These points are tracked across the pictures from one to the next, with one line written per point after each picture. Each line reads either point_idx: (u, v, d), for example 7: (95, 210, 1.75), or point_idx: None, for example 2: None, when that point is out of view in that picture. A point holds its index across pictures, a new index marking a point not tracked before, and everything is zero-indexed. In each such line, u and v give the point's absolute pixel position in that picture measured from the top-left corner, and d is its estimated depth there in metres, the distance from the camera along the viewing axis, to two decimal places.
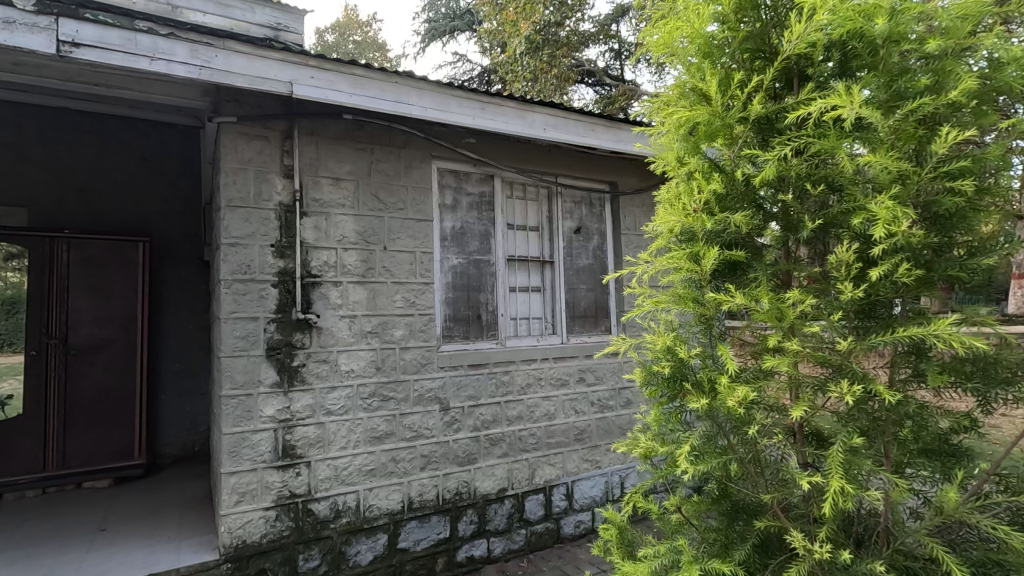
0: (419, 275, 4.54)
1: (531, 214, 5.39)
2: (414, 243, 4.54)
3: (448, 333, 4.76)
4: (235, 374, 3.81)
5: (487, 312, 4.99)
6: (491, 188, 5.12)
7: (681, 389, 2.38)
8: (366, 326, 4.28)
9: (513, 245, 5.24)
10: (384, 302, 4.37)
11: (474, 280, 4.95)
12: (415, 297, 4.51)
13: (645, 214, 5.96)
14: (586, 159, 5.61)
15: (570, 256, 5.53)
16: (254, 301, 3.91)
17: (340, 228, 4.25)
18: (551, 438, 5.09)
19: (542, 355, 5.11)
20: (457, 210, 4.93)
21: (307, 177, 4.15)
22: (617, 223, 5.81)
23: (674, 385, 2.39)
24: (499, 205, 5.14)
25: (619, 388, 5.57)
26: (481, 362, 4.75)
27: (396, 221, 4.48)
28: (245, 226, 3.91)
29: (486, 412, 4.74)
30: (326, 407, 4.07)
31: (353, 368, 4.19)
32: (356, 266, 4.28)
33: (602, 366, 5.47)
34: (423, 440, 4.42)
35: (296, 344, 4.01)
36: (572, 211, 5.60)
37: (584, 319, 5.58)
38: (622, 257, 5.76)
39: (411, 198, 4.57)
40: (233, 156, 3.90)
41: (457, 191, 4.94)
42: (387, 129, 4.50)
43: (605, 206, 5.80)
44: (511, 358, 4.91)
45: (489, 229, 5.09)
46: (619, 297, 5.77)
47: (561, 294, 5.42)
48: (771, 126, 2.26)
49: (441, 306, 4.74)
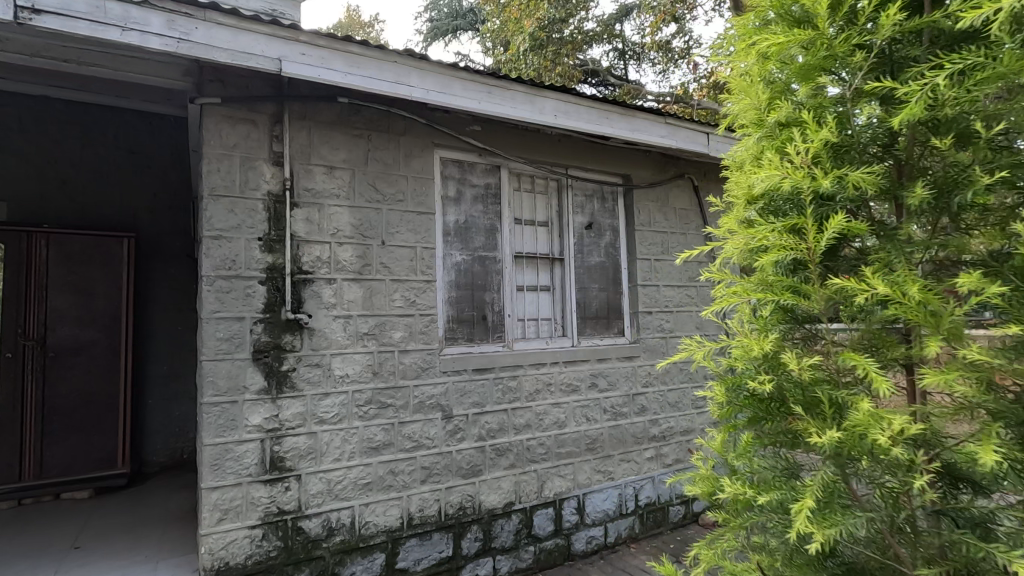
0: (420, 273, 4.21)
1: (539, 208, 5.06)
2: (415, 238, 4.20)
3: (451, 334, 4.42)
4: (217, 379, 3.46)
5: (493, 312, 4.65)
6: (498, 179, 4.79)
7: (778, 407, 2.13)
8: (363, 327, 3.94)
9: (520, 240, 4.90)
10: (382, 301, 4.03)
11: (479, 278, 4.61)
12: (415, 296, 4.17)
13: (659, 209, 5.63)
14: (598, 150, 5.27)
15: (581, 253, 5.20)
16: (240, 299, 3.57)
17: (335, 220, 3.91)
18: (561, 448, 4.74)
19: (551, 359, 4.77)
20: (461, 203, 4.60)
21: (298, 165, 3.82)
22: (630, 219, 5.48)
23: (773, 410, 2.15)
24: (505, 198, 4.81)
25: (633, 394, 5.23)
26: (486, 366, 4.41)
27: (395, 213, 4.14)
28: (230, 217, 3.58)
29: (492, 420, 4.40)
30: (319, 415, 3.73)
31: (348, 373, 3.85)
32: (351, 262, 3.94)
33: (615, 371, 5.13)
34: (424, 451, 4.08)
35: (285, 346, 3.67)
36: (582, 205, 5.26)
37: (596, 320, 5.23)
38: (636, 255, 5.42)
39: (412, 189, 4.23)
40: (217, 141, 3.57)
41: (461, 182, 4.61)
42: (386, 114, 4.16)
43: (618, 200, 5.47)
44: (518, 362, 4.57)
45: (496, 223, 4.75)
46: (633, 297, 5.43)
47: (571, 293, 5.08)
48: (893, 63, 2.00)
49: (444, 306, 4.40)
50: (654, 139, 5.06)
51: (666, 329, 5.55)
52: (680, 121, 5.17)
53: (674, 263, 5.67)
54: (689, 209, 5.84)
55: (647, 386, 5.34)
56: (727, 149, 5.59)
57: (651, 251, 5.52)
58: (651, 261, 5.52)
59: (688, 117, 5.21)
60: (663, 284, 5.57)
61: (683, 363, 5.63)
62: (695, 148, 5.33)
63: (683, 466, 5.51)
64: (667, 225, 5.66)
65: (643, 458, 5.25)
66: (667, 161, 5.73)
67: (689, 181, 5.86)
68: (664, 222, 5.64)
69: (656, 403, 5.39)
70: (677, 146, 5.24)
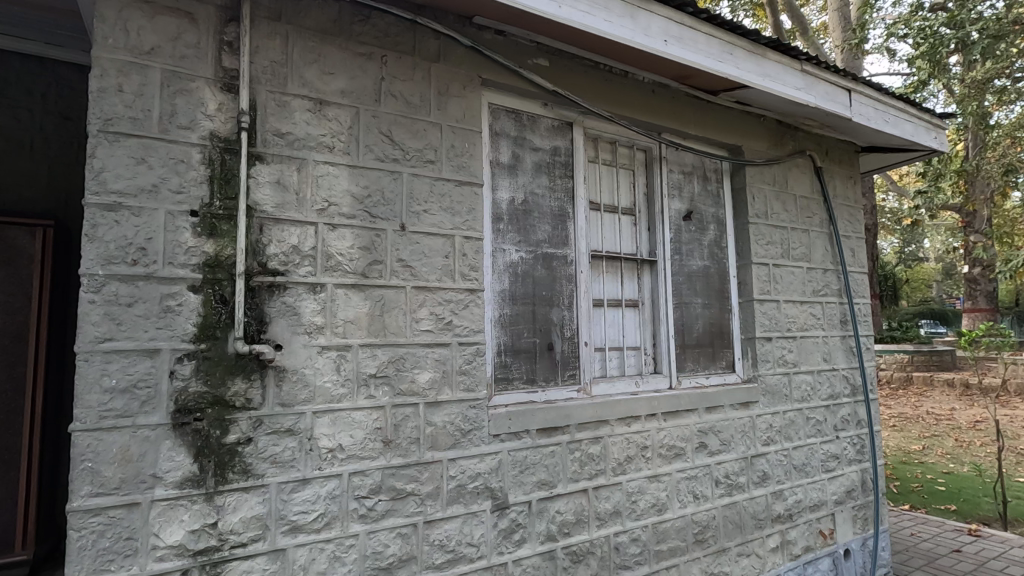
0: (460, 277, 2.65)
1: (622, 189, 3.54)
2: (452, 222, 2.66)
3: (505, 374, 2.87)
4: (102, 465, 1.88)
5: (563, 340, 3.09)
6: (570, 143, 3.27)
7: None
8: (367, 365, 2.38)
9: (598, 235, 3.37)
10: (399, 322, 2.48)
11: (544, 288, 3.06)
12: (452, 314, 2.62)
13: (777, 196, 4.10)
14: (700, 109, 3.75)
15: (678, 255, 3.65)
16: (151, 317, 1.99)
17: (325, 188, 2.37)
18: (660, 544, 3.16)
19: (647, 409, 3.21)
20: (519, 173, 3.06)
21: (265, 94, 2.28)
22: (740, 209, 3.95)
23: None
24: (579, 170, 3.28)
25: (751, 458, 3.66)
26: (557, 424, 2.86)
27: (423, 182, 2.60)
28: (141, 175, 2.02)
29: (565, 509, 2.84)
30: (291, 522, 2.16)
31: (342, 443, 2.29)
32: (350, 257, 2.39)
33: (728, 425, 3.57)
34: (464, 566, 2.51)
35: (233, 401, 2.10)
36: (679, 186, 3.74)
37: (698, 350, 3.67)
38: (750, 258, 3.88)
39: (450, 148, 2.71)
40: (120, 39, 2.03)
41: (519, 143, 3.08)
42: (410, 27, 2.64)
43: (722, 182, 3.96)
44: (601, 416, 3.02)
45: (567, 207, 3.21)
46: (745, 317, 3.87)
47: (668, 311, 3.53)
48: None
49: (494, 330, 2.86)
50: (788, 92, 3.54)
51: (789, 363, 3.99)
52: (818, 70, 3.66)
53: (795, 271, 4.12)
54: (811, 197, 4.31)
55: (767, 444, 3.77)
56: (870, 116, 4.07)
57: (768, 254, 3.97)
58: (769, 267, 3.97)
59: (831, 67, 3.70)
60: (783, 299, 4.01)
61: (810, 409, 4.06)
62: (834, 111, 3.83)
63: (816, 558, 3.90)
64: (787, 219, 4.13)
65: (766, 549, 3.64)
66: (782, 133, 4.22)
67: (809, 161, 4.35)
68: (783, 215, 4.11)
69: (780, 469, 3.81)
70: (813, 106, 3.73)
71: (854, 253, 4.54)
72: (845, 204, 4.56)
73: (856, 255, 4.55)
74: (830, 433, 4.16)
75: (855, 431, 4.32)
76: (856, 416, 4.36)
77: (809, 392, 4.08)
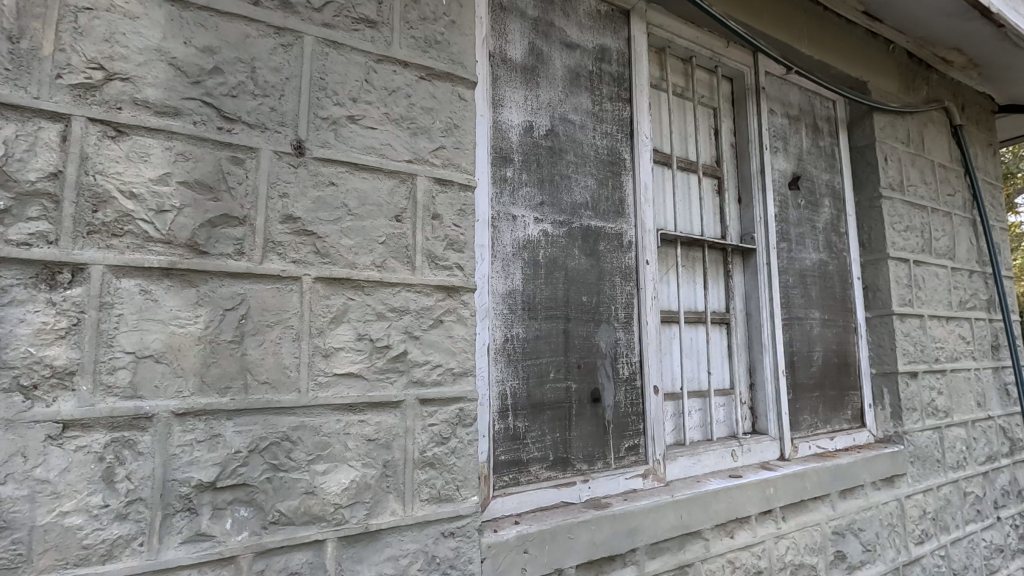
0: (425, 262, 1.28)
1: (700, 135, 2.20)
2: (412, 147, 1.29)
3: (514, 453, 1.50)
4: None
5: (616, 383, 1.73)
6: (625, 46, 1.92)
7: None
8: (193, 463, 1.00)
9: (665, 206, 2.03)
10: (282, 360, 1.10)
11: (584, 290, 1.70)
12: (407, 339, 1.24)
13: (912, 160, 2.77)
14: (813, 17, 2.41)
15: (784, 245, 2.31)
16: None
17: (97, 36, 0.99)
18: None
19: (759, 503, 1.84)
20: (542, 83, 1.70)
21: None
22: (864, 177, 2.62)
23: None
24: (641, 89, 1.92)
25: (903, 569, 2.27)
26: (614, 550, 1.49)
27: (351, 62, 1.24)
28: None
29: None
30: None
31: None
32: (158, 207, 1.01)
33: (871, 517, 2.20)
34: None
35: None
36: (782, 136, 2.40)
37: (816, 394, 2.31)
38: (885, 251, 2.53)
39: (409, 3, 1.33)
40: None
41: (541, 31, 1.73)
42: None
43: (838, 136, 2.63)
44: (688, 525, 1.65)
45: (622, 150, 1.86)
46: (879, 341, 2.51)
47: (776, 332, 2.16)
48: None
49: (494, 370, 1.49)
50: None
51: (940, 411, 2.62)
52: None
53: (938, 273, 2.78)
54: (950, 168, 2.98)
55: (921, 543, 2.39)
56: None
57: (907, 246, 2.62)
58: (909, 265, 2.62)
59: None
60: (929, 314, 2.66)
61: (966, 481, 2.69)
62: (1017, 28, 2.47)
63: None
64: (926, 195, 2.79)
65: None
66: (913, 72, 2.90)
67: (946, 117, 3.03)
68: (921, 188, 2.77)
69: None
70: (996, 12, 2.36)
71: (1002, 250, 3.20)
72: (988, 181, 3.23)
73: (1004, 252, 3.21)
74: (991, 515, 2.79)
75: (1018, 508, 2.95)
76: (1017, 484, 2.99)
77: (964, 455, 2.71)
